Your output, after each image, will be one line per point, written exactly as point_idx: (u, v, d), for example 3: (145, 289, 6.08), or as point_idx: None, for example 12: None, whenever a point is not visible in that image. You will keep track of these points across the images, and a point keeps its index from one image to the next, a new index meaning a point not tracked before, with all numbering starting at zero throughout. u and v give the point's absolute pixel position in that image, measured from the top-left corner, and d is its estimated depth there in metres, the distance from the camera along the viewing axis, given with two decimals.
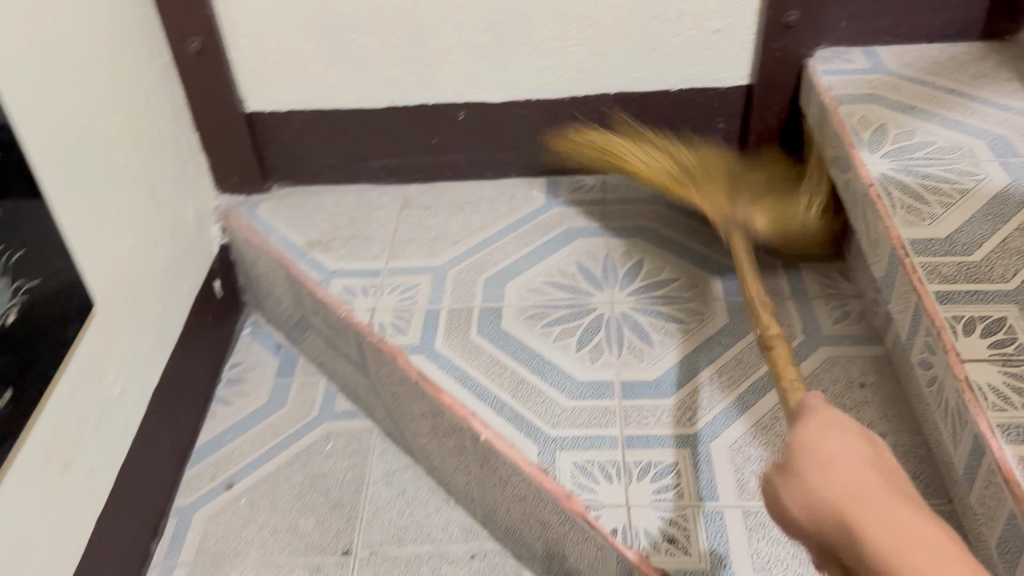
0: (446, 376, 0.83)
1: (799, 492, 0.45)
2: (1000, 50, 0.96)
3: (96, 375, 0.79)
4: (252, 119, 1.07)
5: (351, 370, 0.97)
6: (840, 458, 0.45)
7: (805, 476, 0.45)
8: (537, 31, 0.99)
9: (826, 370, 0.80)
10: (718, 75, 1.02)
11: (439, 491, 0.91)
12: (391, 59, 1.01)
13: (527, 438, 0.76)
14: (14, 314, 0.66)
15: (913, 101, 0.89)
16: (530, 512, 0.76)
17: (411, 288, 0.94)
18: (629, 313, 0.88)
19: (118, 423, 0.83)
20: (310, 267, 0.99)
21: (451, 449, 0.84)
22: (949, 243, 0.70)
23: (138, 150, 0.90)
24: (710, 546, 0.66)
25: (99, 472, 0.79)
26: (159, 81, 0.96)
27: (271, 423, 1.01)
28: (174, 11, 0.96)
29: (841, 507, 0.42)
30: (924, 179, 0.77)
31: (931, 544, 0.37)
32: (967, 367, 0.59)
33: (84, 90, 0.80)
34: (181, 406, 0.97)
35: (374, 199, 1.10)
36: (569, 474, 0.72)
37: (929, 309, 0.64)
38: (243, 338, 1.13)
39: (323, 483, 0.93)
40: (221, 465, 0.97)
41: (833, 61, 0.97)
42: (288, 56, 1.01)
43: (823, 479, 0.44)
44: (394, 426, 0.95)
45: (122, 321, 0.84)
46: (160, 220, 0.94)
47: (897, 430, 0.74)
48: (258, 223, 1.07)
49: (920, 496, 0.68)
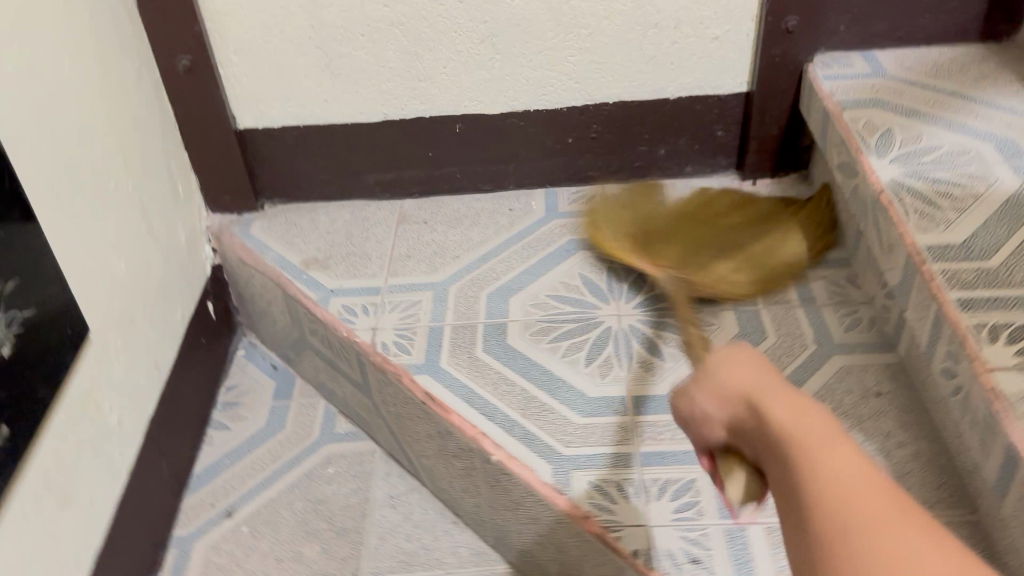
0: (453, 396, 0.81)
1: (709, 389, 0.51)
2: (999, 51, 0.95)
3: (91, 405, 0.76)
4: (243, 137, 1.05)
5: (352, 391, 0.95)
6: (735, 361, 0.51)
7: (711, 378, 0.52)
8: (534, 41, 0.97)
9: (841, 380, 0.79)
10: (717, 82, 1.01)
11: (446, 513, 0.89)
12: (385, 72, 0.99)
13: (540, 458, 0.74)
14: (8, 346, 0.63)
15: (916, 105, 0.88)
16: (545, 535, 0.74)
17: (413, 305, 0.92)
18: (637, 325, 0.87)
19: (115, 453, 0.80)
20: (308, 286, 0.97)
21: (459, 471, 0.82)
22: (965, 249, 0.69)
23: (128, 170, 0.88)
24: (735, 566, 0.64)
25: (97, 505, 0.76)
26: (148, 99, 0.94)
27: (270, 447, 0.98)
28: (162, 28, 0.93)
29: (745, 391, 0.48)
30: (935, 185, 0.76)
31: (809, 407, 0.45)
32: (996, 375, 0.58)
33: (73, 111, 0.77)
34: (177, 432, 0.94)
35: (371, 215, 1.08)
36: (586, 495, 0.70)
37: (951, 316, 0.63)
38: (238, 360, 1.10)
39: (326, 508, 0.91)
40: (220, 492, 0.94)
41: (832, 66, 0.97)
42: (279, 71, 0.99)
43: (723, 375, 0.51)
44: (398, 447, 0.92)
45: (116, 347, 0.82)
46: (151, 241, 0.92)
47: (917, 439, 0.72)
48: (251, 242, 1.04)
49: (946, 507, 0.67)
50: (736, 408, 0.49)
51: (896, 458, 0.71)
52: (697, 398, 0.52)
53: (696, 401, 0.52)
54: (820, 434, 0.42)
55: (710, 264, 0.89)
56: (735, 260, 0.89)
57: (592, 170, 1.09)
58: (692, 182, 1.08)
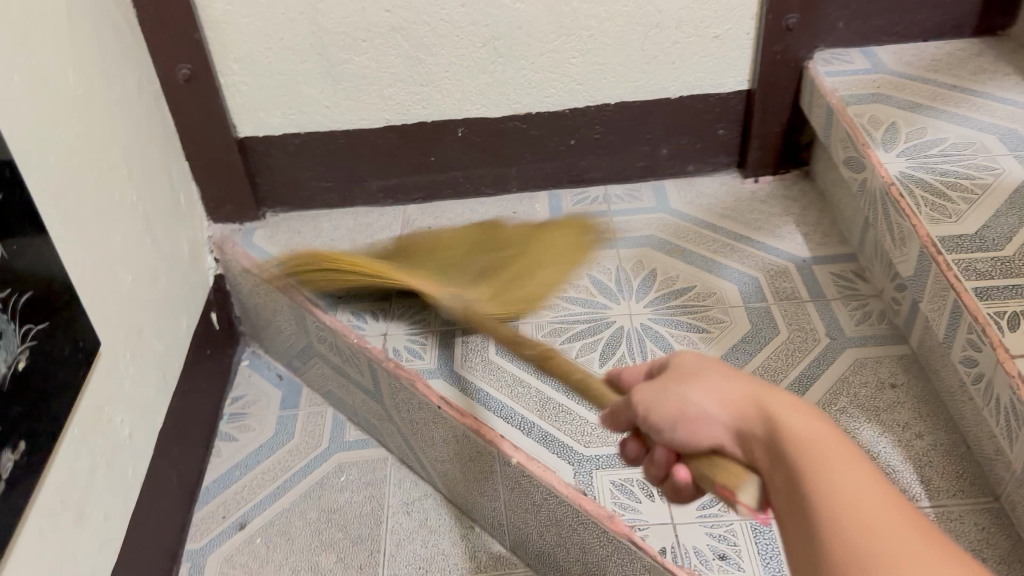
0: (469, 400, 0.80)
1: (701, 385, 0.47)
2: (995, 45, 0.97)
3: (104, 418, 0.75)
4: (245, 145, 1.04)
5: (361, 398, 0.95)
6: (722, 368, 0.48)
7: (705, 380, 0.47)
8: (535, 44, 0.97)
9: (855, 372, 0.79)
10: (718, 81, 1.02)
11: (462, 518, 0.89)
12: (387, 78, 0.99)
13: (562, 459, 0.74)
14: (25, 359, 0.63)
15: (919, 99, 0.89)
16: (567, 536, 0.74)
17: (421, 310, 0.93)
18: (648, 324, 0.87)
19: (127, 466, 0.79)
20: (315, 293, 0.97)
21: (476, 474, 0.81)
22: (979, 238, 0.69)
23: (133, 182, 0.87)
24: (763, 561, 0.65)
25: (111, 520, 0.75)
26: (149, 109, 0.93)
27: (280, 457, 0.97)
28: (162, 36, 0.92)
29: (750, 396, 0.44)
30: (944, 176, 0.77)
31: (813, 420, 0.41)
32: (1019, 363, 0.58)
33: (78, 121, 0.76)
34: (186, 444, 0.93)
35: (374, 222, 1.08)
36: (609, 494, 0.71)
37: (970, 306, 0.64)
38: (242, 371, 1.09)
39: (340, 517, 0.90)
40: (231, 504, 0.93)
41: (833, 62, 0.97)
42: (281, 79, 0.99)
43: (723, 378, 0.47)
44: (410, 453, 0.92)
45: (125, 359, 0.81)
46: (156, 252, 0.91)
47: (935, 429, 0.72)
48: (255, 251, 1.05)
49: (968, 496, 0.67)
50: (746, 410, 0.44)
51: (915, 449, 0.71)
52: (684, 395, 0.46)
53: (677, 393, 0.47)
54: (840, 451, 0.39)
55: (501, 284, 0.88)
56: (542, 278, 0.89)
57: (595, 171, 1.09)
58: (693, 182, 1.09)
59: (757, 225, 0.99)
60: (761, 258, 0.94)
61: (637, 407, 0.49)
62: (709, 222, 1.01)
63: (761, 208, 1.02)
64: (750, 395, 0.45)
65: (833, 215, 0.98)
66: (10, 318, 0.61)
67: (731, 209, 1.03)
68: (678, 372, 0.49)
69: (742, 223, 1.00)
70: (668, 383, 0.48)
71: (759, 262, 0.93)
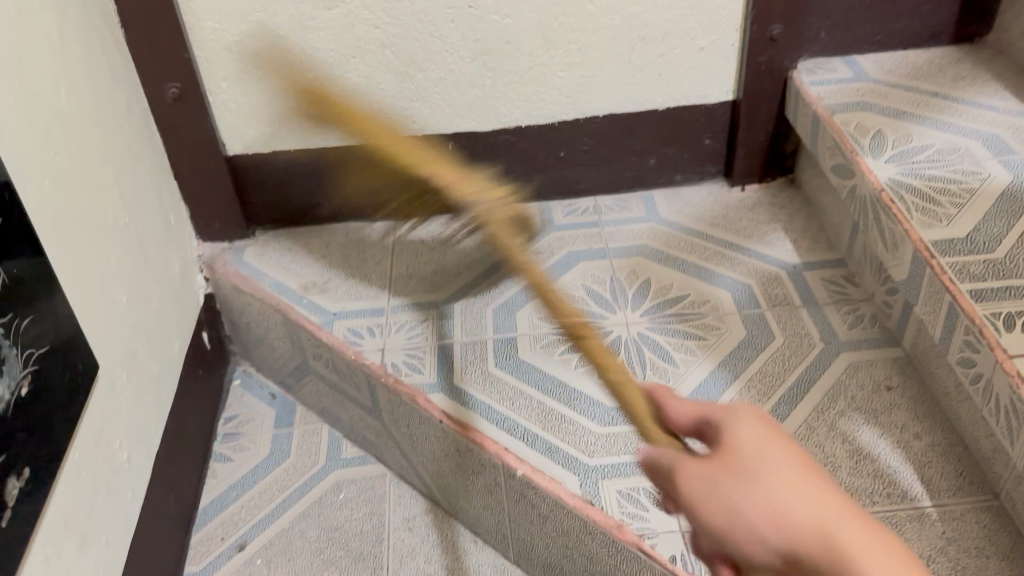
0: (471, 412, 0.80)
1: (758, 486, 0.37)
2: (972, 52, 0.99)
3: (103, 442, 0.75)
4: (234, 163, 1.04)
5: (358, 413, 0.94)
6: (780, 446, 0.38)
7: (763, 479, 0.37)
8: (524, 57, 0.98)
9: (851, 375, 0.80)
10: (704, 92, 1.03)
11: (464, 532, 0.89)
12: (377, 93, 0.99)
13: (567, 469, 0.74)
14: (28, 384, 0.62)
15: (903, 106, 0.91)
16: (574, 547, 0.74)
17: (419, 324, 0.93)
18: (645, 332, 0.88)
19: (127, 489, 0.78)
20: (309, 310, 0.96)
21: (480, 487, 0.81)
22: (970, 242, 0.71)
23: (125, 202, 0.86)
24: None
25: (113, 545, 0.74)
26: (138, 128, 0.92)
27: (277, 476, 0.96)
28: (150, 55, 0.92)
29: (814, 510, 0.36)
30: (932, 181, 0.79)
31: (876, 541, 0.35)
32: (1017, 362, 0.60)
33: (71, 143, 0.76)
34: (183, 466, 0.92)
35: (365, 237, 1.08)
36: (616, 503, 0.71)
37: (966, 308, 0.65)
38: (234, 390, 1.08)
39: (342, 535, 0.89)
40: (230, 525, 0.92)
41: (816, 71, 0.99)
42: (270, 96, 0.99)
43: (785, 480, 0.37)
44: (410, 468, 0.92)
45: (123, 381, 0.80)
46: (149, 272, 0.90)
47: (932, 429, 0.74)
48: (247, 269, 1.04)
49: (968, 494, 0.68)
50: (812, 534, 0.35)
51: (914, 449, 0.72)
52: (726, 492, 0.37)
53: (731, 494, 0.37)
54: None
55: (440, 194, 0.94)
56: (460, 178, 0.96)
57: (584, 182, 1.10)
58: (682, 191, 1.10)
59: (746, 232, 1.01)
60: (752, 265, 0.95)
61: (676, 487, 0.39)
62: (699, 230, 1.02)
63: (750, 215, 1.03)
64: (824, 514, 0.36)
65: (820, 222, 1.00)
66: (12, 343, 0.61)
67: (720, 217, 1.04)
68: (737, 457, 0.38)
69: (732, 231, 1.01)
70: (722, 471, 0.38)
71: (751, 269, 0.94)
